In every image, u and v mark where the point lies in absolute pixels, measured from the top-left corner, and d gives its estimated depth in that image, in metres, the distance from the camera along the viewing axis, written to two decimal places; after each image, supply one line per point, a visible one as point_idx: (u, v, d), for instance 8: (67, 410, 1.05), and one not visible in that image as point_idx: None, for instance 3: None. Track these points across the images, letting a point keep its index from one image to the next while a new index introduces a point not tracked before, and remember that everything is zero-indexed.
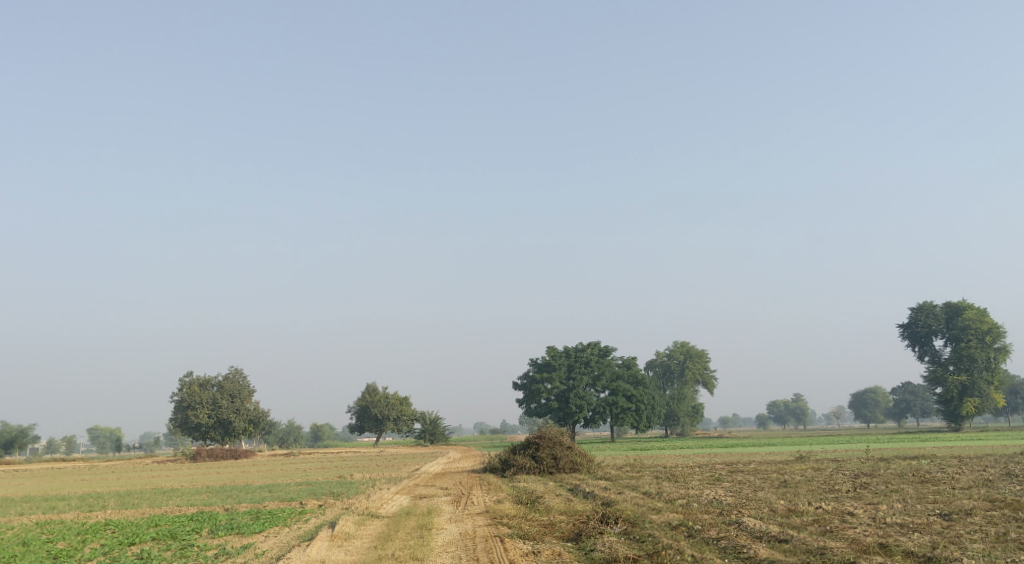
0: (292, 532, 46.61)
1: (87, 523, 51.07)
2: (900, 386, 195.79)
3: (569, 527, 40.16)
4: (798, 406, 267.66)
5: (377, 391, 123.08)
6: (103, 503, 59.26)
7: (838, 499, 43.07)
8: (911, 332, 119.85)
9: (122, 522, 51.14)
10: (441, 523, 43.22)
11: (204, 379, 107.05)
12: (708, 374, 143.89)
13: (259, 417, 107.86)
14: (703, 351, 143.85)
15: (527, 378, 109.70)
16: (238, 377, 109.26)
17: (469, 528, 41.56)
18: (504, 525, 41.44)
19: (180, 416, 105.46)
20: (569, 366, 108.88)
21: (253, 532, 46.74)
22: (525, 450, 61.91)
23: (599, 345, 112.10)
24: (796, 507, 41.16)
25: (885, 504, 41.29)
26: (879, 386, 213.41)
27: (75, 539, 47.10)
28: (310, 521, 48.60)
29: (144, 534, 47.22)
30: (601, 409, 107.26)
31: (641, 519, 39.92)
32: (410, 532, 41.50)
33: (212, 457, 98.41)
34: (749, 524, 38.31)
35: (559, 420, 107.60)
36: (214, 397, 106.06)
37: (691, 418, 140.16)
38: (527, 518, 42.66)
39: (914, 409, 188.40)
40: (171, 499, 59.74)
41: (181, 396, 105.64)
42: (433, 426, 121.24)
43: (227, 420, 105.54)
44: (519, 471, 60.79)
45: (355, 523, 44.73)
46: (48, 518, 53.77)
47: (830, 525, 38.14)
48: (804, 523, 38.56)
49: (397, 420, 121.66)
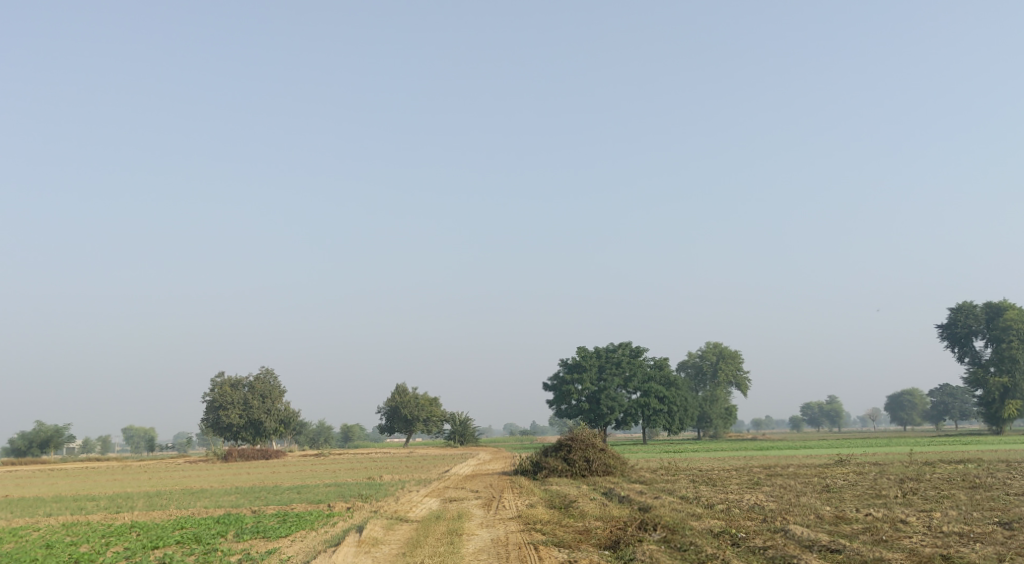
0: (319, 536, 45.49)
1: (113, 525, 50.19)
2: (938, 388, 192.95)
3: (606, 535, 38.49)
4: (833, 409, 265.68)
5: (407, 391, 121.95)
6: (131, 504, 58.40)
7: (888, 505, 41.20)
8: (950, 333, 117.09)
9: (147, 524, 50.21)
10: (471, 528, 41.81)
11: (235, 379, 106.14)
12: (741, 375, 141.72)
13: (289, 417, 107.00)
14: (736, 352, 141.95)
15: (557, 378, 108.09)
16: (269, 378, 108.42)
17: (501, 535, 40.00)
18: (538, 532, 39.96)
19: (212, 416, 104.67)
20: (600, 367, 107.02)
21: (279, 536, 45.47)
22: (556, 452, 60.27)
23: (630, 345, 110.35)
24: (844, 514, 39.36)
25: (938, 511, 39.47)
26: (916, 388, 210.62)
27: (99, 542, 46.04)
28: (338, 525, 47.30)
29: (169, 537, 46.15)
30: (633, 410, 105.53)
31: (681, 526, 38.25)
32: (440, 538, 40.01)
33: (243, 457, 97.75)
34: (796, 532, 36.57)
35: (590, 421, 105.77)
36: (245, 397, 105.14)
37: (723, 419, 137.16)
38: (561, 524, 41.00)
39: (952, 412, 184.52)
40: (200, 500, 58.91)
41: (212, 396, 104.82)
42: (463, 426, 119.81)
43: (259, 420, 104.67)
44: (550, 474, 59.21)
45: (384, 527, 43.40)
46: (75, 519, 52.93)
47: (883, 533, 36.38)
48: (856, 531, 36.82)
49: (426, 420, 120.29)
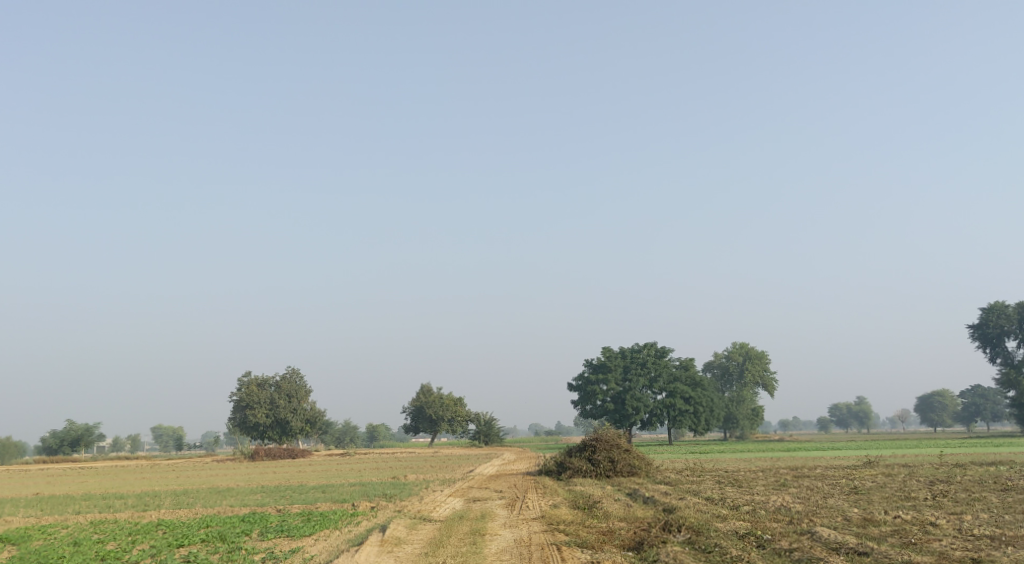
0: (342, 535, 45.34)
1: (139, 523, 50.25)
2: (969, 389, 190.96)
3: (630, 535, 38.12)
4: (862, 410, 263.70)
5: (432, 391, 121.98)
6: (157, 502, 58.40)
7: (917, 508, 40.60)
8: (982, 334, 115.74)
9: (173, 522, 50.15)
10: (494, 528, 41.52)
11: (262, 379, 106.38)
12: (768, 376, 140.86)
13: (315, 416, 107.18)
14: (763, 352, 141.01)
15: (581, 378, 107.72)
16: (295, 377, 108.61)
17: (524, 535, 39.73)
18: (561, 532, 39.66)
19: (239, 416, 105.02)
20: (625, 367, 106.55)
21: (303, 535, 45.39)
22: (581, 453, 59.97)
23: (656, 345, 109.72)
24: (873, 516, 38.78)
25: (969, 514, 38.86)
26: (947, 389, 208.72)
27: (125, 540, 46.13)
28: (362, 524, 47.10)
29: (194, 536, 46.14)
30: (658, 411, 105.01)
31: (706, 528, 37.81)
32: (463, 538, 39.77)
33: (270, 456, 97.96)
34: (824, 534, 36.09)
35: (615, 422, 105.29)
36: (272, 397, 105.37)
37: (750, 420, 136.00)
38: (584, 524, 40.71)
39: (984, 413, 182.53)
40: (226, 498, 58.82)
41: (239, 396, 105.17)
42: (488, 426, 119.85)
43: (285, 420, 104.93)
44: (575, 474, 58.86)
45: (407, 527, 43.21)
46: (103, 517, 52.99)
47: (912, 536, 35.83)
48: (884, 533, 36.28)
49: (451, 420, 120.07)
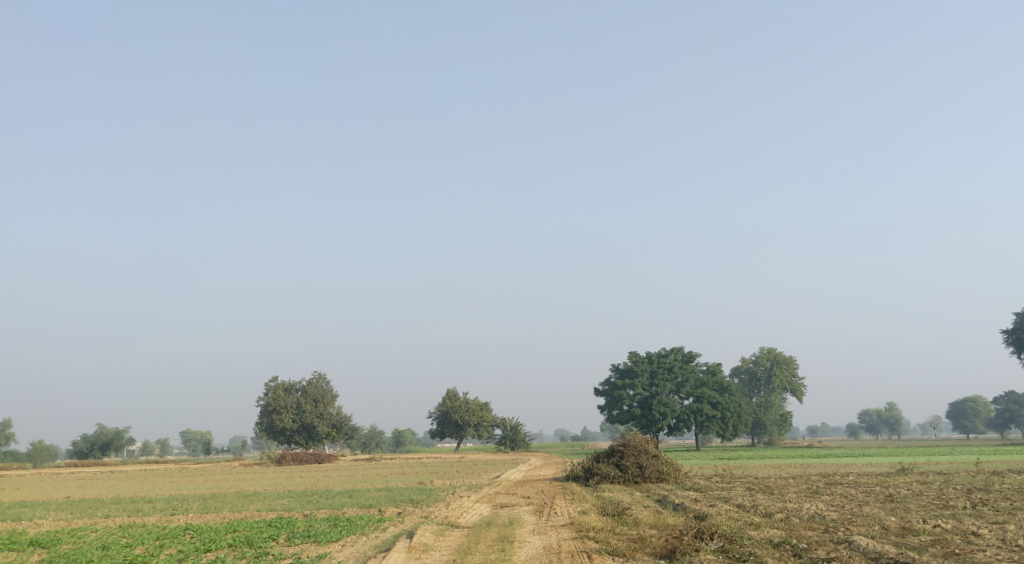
0: (369, 541, 44.90)
1: (167, 527, 50.04)
2: (1003, 395, 188.41)
3: (662, 543, 37.50)
4: (892, 415, 261.35)
5: (458, 396, 121.49)
6: (185, 506, 58.24)
7: (957, 516, 39.75)
8: (1016, 338, 113.99)
9: (201, 527, 49.94)
10: (523, 535, 40.98)
11: (289, 383, 106.27)
12: (796, 381, 139.60)
13: (341, 421, 106.87)
14: (791, 357, 139.76)
15: (608, 384, 106.94)
16: (322, 382, 108.37)
17: (553, 542, 39.15)
18: (591, 540, 39.04)
19: (266, 420, 105.03)
20: (651, 373, 105.70)
21: (329, 540, 45.01)
22: (608, 458, 59.32)
23: (682, 350, 108.65)
24: (911, 525, 37.99)
25: (1013, 524, 37.96)
26: (979, 394, 206.49)
27: (153, 544, 45.92)
28: (389, 530, 46.78)
29: (222, 540, 45.88)
30: (685, 416, 104.11)
31: (739, 536, 37.15)
32: (491, 545, 39.26)
33: (296, 461, 97.87)
34: (862, 543, 35.31)
35: (642, 428, 104.45)
36: (298, 402, 105.24)
37: (778, 426, 134.54)
38: (615, 532, 40.06)
39: (1018, 419, 180.28)
40: (253, 503, 58.58)
41: (266, 400, 105.18)
42: (514, 432, 119.14)
43: (311, 425, 104.79)
44: (603, 480, 58.21)
45: (434, 533, 42.74)
46: (131, 521, 52.88)
47: (953, 546, 35.04)
48: (924, 543, 35.48)
49: (477, 426, 119.51)
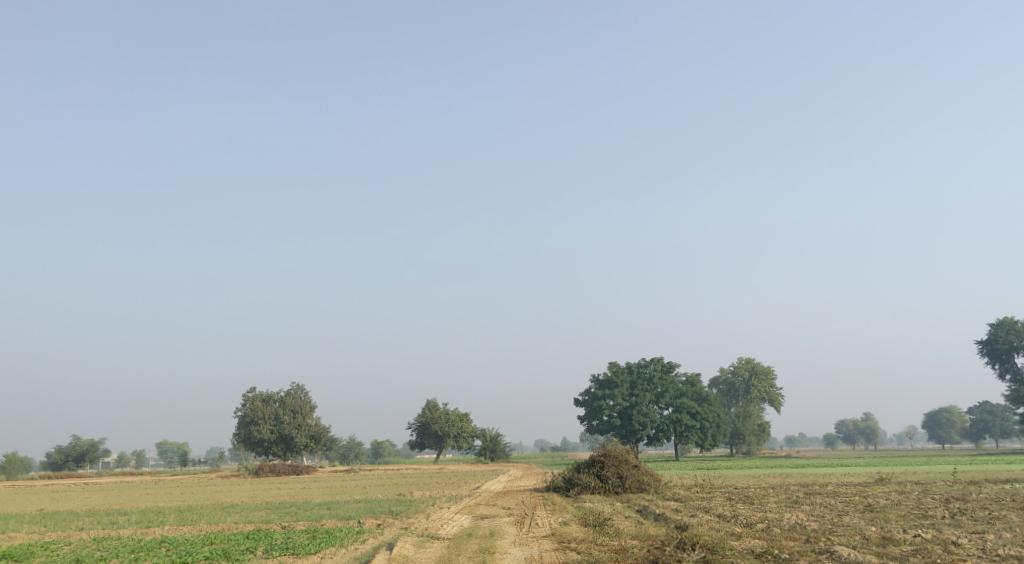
0: (347, 554, 44.50)
1: (143, 540, 49.50)
2: (978, 406, 189.62)
3: (644, 553, 37.43)
4: (869, 426, 262.61)
5: (438, 407, 121.14)
6: (161, 519, 57.66)
7: (937, 526, 39.94)
8: (990, 350, 114.78)
9: (177, 539, 49.44)
10: (504, 546, 40.81)
11: (267, 394, 105.65)
12: (774, 391, 139.98)
13: (320, 432, 106.36)
14: (769, 368, 140.13)
15: (588, 394, 106.88)
16: (300, 393, 107.82)
17: (535, 553, 39.00)
18: (573, 551, 38.87)
19: (243, 432, 104.39)
20: (631, 383, 105.74)
21: (308, 554, 44.60)
22: (589, 469, 59.21)
23: (662, 361, 108.64)
24: (892, 535, 38.11)
25: (992, 533, 38.10)
26: (954, 405, 207.85)
27: (128, 557, 45.40)
28: (368, 541, 46.48)
29: (198, 553, 45.40)
30: (664, 426, 104.25)
31: (721, 546, 37.10)
32: (471, 556, 39.04)
33: (274, 472, 97.29)
34: (845, 554, 35.32)
35: (622, 438, 104.49)
36: (276, 413, 104.68)
37: (756, 436, 134.67)
38: (596, 542, 39.99)
39: (992, 430, 181.64)
40: (230, 515, 58.09)
41: (243, 411, 104.57)
42: (493, 442, 118.91)
43: (290, 436, 104.22)
44: (583, 491, 58.13)
45: (415, 545, 42.50)
46: (106, 534, 52.24)
47: (934, 555, 35.11)
48: (906, 553, 35.57)
49: (456, 437, 119.10)
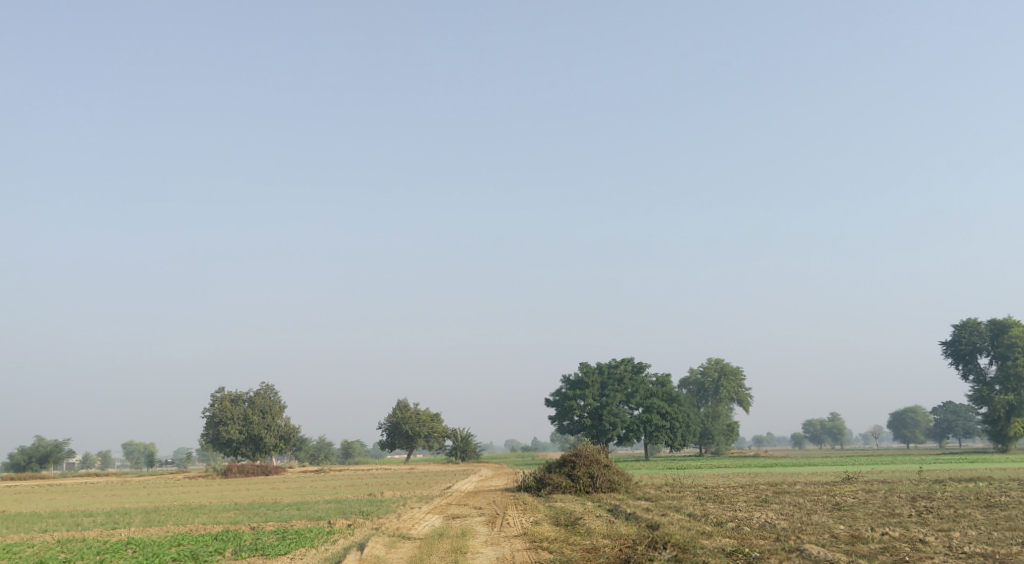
0: (318, 555, 44.37)
1: (109, 542, 49.13)
2: (941, 406, 191.68)
3: (615, 553, 37.55)
4: (835, 426, 264.65)
5: (408, 407, 120.96)
6: (128, 520, 57.25)
7: (903, 524, 40.33)
8: (955, 350, 115.89)
9: (144, 541, 49.09)
10: (476, 546, 40.91)
11: (236, 395, 105.10)
12: (742, 391, 140.91)
13: (289, 432, 105.87)
14: (738, 369, 141.01)
15: (559, 394, 107.10)
16: (269, 393, 107.32)
17: (507, 553, 39.09)
18: (545, 550, 38.98)
19: (212, 432, 103.78)
20: (602, 383, 106.10)
21: (277, 554, 44.42)
22: (560, 469, 59.31)
23: (633, 361, 109.03)
24: (860, 533, 38.44)
25: (958, 531, 38.51)
26: (919, 405, 210.00)
27: (94, 558, 45.12)
28: (339, 542, 46.39)
29: (166, 554, 45.14)
30: (634, 426, 104.64)
31: (692, 545, 37.29)
32: (443, 556, 39.01)
33: (243, 472, 96.82)
34: (814, 552, 35.67)
35: (593, 438, 104.80)
36: (245, 413, 104.11)
37: (725, 436, 135.43)
38: (568, 541, 40.17)
39: (955, 429, 183.63)
40: (199, 516, 57.79)
41: (212, 411, 103.97)
42: (464, 442, 118.94)
43: (258, 436, 103.66)
44: (554, 490, 58.24)
45: (386, 545, 42.51)
46: (72, 535, 51.82)
47: (903, 554, 35.46)
48: (874, 551, 35.90)
49: (427, 437, 119.01)
